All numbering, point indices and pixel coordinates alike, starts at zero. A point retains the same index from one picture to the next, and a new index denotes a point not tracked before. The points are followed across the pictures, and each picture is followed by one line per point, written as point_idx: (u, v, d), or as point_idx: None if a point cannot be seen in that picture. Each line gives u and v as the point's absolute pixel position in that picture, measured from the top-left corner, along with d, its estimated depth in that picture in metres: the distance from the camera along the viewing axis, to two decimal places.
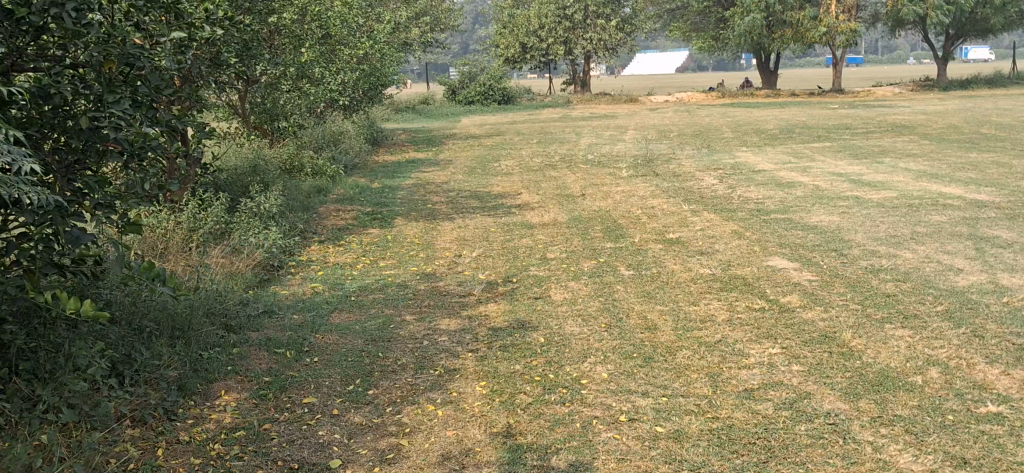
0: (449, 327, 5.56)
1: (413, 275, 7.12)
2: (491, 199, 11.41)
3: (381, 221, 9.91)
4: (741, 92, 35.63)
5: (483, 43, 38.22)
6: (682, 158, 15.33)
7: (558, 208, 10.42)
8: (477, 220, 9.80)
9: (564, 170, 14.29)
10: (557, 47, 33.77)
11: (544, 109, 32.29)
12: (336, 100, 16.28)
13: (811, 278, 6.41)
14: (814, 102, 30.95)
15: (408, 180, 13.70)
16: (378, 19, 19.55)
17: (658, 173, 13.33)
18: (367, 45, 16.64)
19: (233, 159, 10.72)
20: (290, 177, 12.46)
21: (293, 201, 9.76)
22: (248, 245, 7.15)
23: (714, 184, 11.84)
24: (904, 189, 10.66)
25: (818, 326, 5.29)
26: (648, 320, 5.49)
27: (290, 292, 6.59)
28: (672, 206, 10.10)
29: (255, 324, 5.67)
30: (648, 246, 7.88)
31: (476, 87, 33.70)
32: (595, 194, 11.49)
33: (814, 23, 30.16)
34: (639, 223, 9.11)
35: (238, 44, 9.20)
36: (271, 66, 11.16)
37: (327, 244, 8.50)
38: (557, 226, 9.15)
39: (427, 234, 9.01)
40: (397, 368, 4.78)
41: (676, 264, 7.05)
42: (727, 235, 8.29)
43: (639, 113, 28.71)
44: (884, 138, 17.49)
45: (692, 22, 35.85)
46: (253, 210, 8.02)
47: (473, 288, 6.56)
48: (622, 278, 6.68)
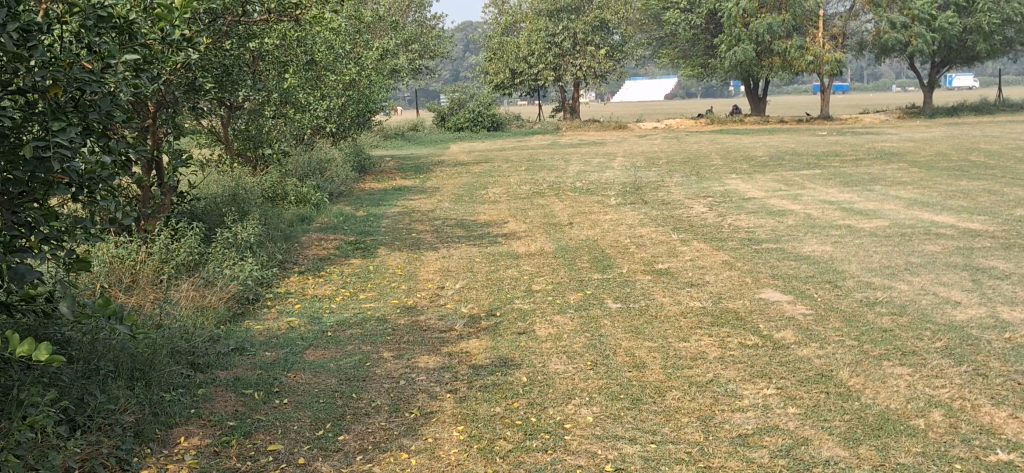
0: (428, 365, 5.31)
1: (393, 308, 6.86)
2: (477, 227, 11.19)
3: (364, 251, 9.67)
4: (730, 119, 35.60)
5: (473, 70, 38.17)
6: (671, 185, 15.13)
7: (545, 237, 10.19)
8: (462, 250, 9.55)
9: (552, 197, 14.08)
10: (546, 74, 33.72)
11: (534, 136, 32.17)
12: (322, 126, 16.09)
13: (804, 312, 6.18)
14: (802, 129, 30.91)
15: (393, 208, 13.47)
16: (365, 45, 19.40)
17: (647, 201, 13.13)
18: (353, 71, 16.47)
19: (212, 186, 10.48)
20: (272, 205, 12.22)
21: (273, 231, 9.51)
22: (221, 277, 6.89)
23: (703, 212, 11.65)
24: (896, 217, 10.47)
25: (814, 363, 5.05)
26: (637, 357, 5.25)
27: (264, 327, 6.33)
28: (661, 235, 9.88)
29: (224, 363, 5.42)
30: (636, 278, 7.65)
31: (465, 113, 33.59)
32: (582, 222, 11.27)
33: (802, 51, 30.17)
34: (627, 253, 8.89)
35: (217, 70, 9.00)
36: (253, 92, 10.96)
37: (306, 275, 8.24)
38: (544, 256, 8.92)
39: (409, 265, 8.75)
40: (370, 411, 4.53)
41: (665, 297, 6.81)
42: (717, 265, 8.07)
43: (628, 141, 28.59)
44: (874, 165, 17.34)
45: (681, 49, 35.88)
46: (229, 241, 7.77)
47: (455, 322, 6.31)
48: (609, 311, 6.45)
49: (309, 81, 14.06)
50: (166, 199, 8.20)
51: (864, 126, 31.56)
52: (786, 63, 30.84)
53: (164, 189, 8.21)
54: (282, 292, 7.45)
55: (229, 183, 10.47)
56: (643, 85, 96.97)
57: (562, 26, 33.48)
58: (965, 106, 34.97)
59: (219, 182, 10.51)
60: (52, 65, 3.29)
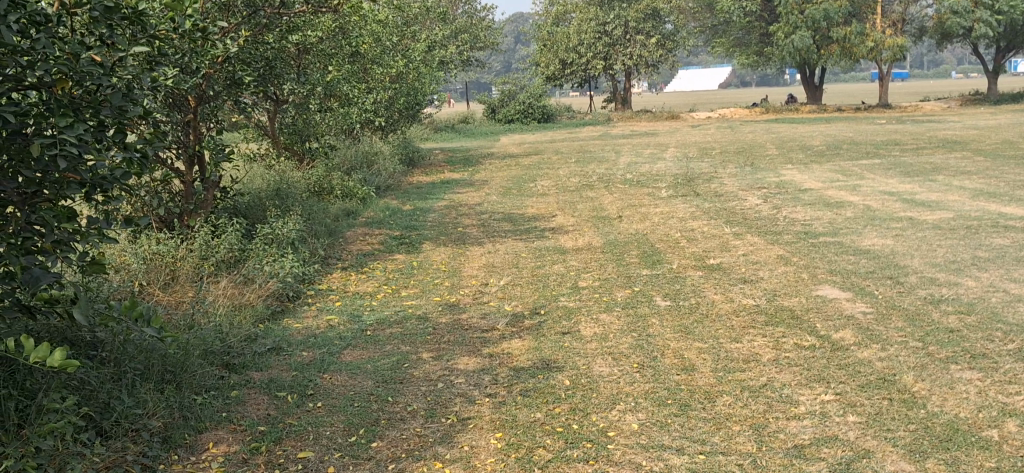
0: (468, 366, 5.11)
1: (435, 306, 6.68)
2: (525, 221, 10.97)
3: (408, 246, 9.51)
4: (786, 108, 34.88)
5: (523, 61, 37.93)
6: (725, 177, 14.77)
7: (594, 231, 9.94)
8: (508, 244, 9.35)
9: (601, 190, 13.82)
10: (597, 64, 33.36)
11: (585, 127, 31.86)
12: (370, 119, 15.99)
13: (865, 311, 5.87)
14: (861, 117, 30.17)
15: (441, 202, 13.32)
16: (413, 38, 19.28)
17: (700, 193, 12.80)
18: (401, 63, 16.35)
19: (256, 181, 10.41)
20: (318, 200, 12.13)
21: (317, 226, 9.40)
22: (260, 274, 6.78)
23: (758, 204, 11.30)
24: (961, 209, 10.03)
25: (875, 367, 4.76)
26: (686, 359, 4.99)
27: (302, 326, 6.19)
28: (713, 229, 9.57)
29: (260, 363, 5.29)
30: (687, 273, 7.37)
31: (515, 105, 33.37)
32: (632, 215, 10.99)
33: (861, 37, 29.43)
34: (677, 248, 8.60)
35: (259, 64, 8.91)
36: (298, 86, 10.87)
37: (349, 272, 8.10)
38: (591, 251, 8.69)
39: (454, 261, 8.57)
40: (406, 416, 4.36)
41: (716, 294, 6.54)
42: (772, 260, 7.76)
43: (681, 131, 28.14)
44: (936, 154, 16.76)
45: (735, 37, 35.25)
46: (270, 236, 7.66)
47: (497, 321, 6.11)
48: (658, 309, 6.20)
49: (355, 73, 13.95)
50: (208, 194, 8.15)
51: (926, 113, 30.70)
52: (843, 50, 30.13)
53: (205, 185, 8.15)
54: (323, 289, 7.31)
55: (273, 178, 10.39)
56: (696, 75, 95.82)
57: (613, 15, 33.07)
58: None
59: (264, 177, 10.43)
60: (57, 60, 3.23)
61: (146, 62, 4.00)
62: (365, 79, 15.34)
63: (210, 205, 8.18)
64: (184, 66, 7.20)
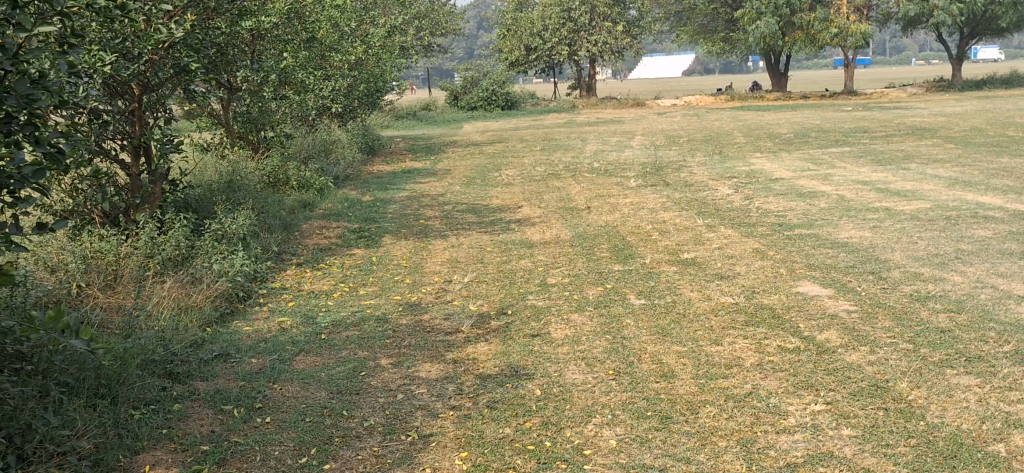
0: (430, 374, 4.74)
1: (396, 306, 6.30)
2: (490, 213, 10.60)
3: (368, 240, 9.11)
4: (752, 95, 34.78)
5: (487, 48, 37.45)
6: (693, 166, 14.50)
7: (561, 223, 9.60)
8: (473, 238, 8.97)
9: (568, 179, 13.49)
10: (562, 50, 33.00)
11: (550, 114, 31.52)
12: (329, 107, 15.52)
13: (849, 310, 5.58)
14: (826, 105, 30.11)
15: (403, 192, 12.91)
16: (374, 23, 18.78)
17: (669, 182, 12.50)
18: (361, 49, 15.88)
19: (208, 172, 9.94)
20: (274, 191, 11.66)
21: (271, 220, 8.96)
22: (208, 273, 6.34)
23: (729, 194, 11.02)
24: (937, 198, 9.82)
25: (866, 372, 4.45)
26: (664, 365, 4.66)
27: (252, 329, 5.78)
28: (685, 220, 9.27)
29: (205, 372, 4.88)
30: (660, 269, 7.05)
31: (479, 92, 32.93)
32: (600, 206, 10.67)
33: (826, 24, 29.35)
34: (649, 241, 8.28)
35: (207, 49, 8.43)
36: (252, 72, 10.40)
37: (304, 269, 7.69)
38: (560, 245, 8.35)
39: (416, 256, 8.18)
40: (362, 433, 3.99)
41: (692, 292, 6.22)
42: (748, 254, 7.47)
43: (646, 118, 27.88)
44: (905, 141, 16.63)
45: (700, 24, 35.05)
46: (219, 232, 7.23)
47: (461, 322, 5.74)
48: (631, 309, 5.87)
49: (313, 59, 13.46)
50: (155, 188, 7.69)
51: (890, 101, 30.73)
52: (808, 36, 30.04)
53: (153, 178, 7.71)
54: (275, 288, 6.90)
55: (226, 169, 9.93)
56: (660, 62, 95.85)
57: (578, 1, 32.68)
58: (993, 80, 34.02)
59: (216, 167, 9.96)
60: None
61: (58, 49, 3.63)
62: (324, 65, 14.87)
63: (158, 200, 7.73)
64: (124, 51, 6.76)
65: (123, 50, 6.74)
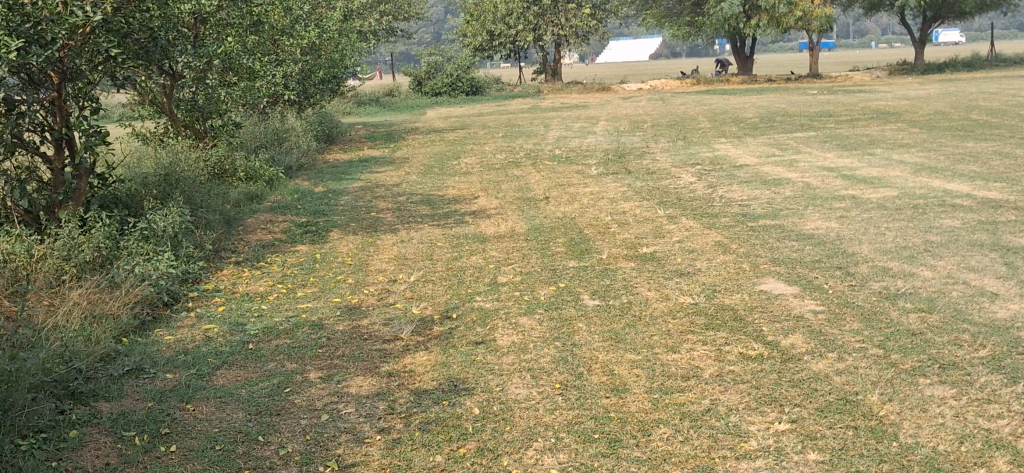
0: (360, 390, 4.32)
1: (333, 310, 5.86)
2: (445, 204, 10.19)
3: (314, 235, 8.65)
4: (717, 79, 34.52)
5: (451, 32, 36.84)
6: (656, 152, 14.16)
7: (517, 215, 9.20)
8: (424, 232, 8.54)
9: (528, 167, 13.09)
10: (526, 35, 32.51)
11: (514, 99, 31.09)
12: (282, 93, 14.99)
13: (815, 310, 5.22)
14: (791, 88, 29.91)
15: (356, 182, 12.45)
16: (329, 7, 18.21)
17: (632, 170, 12.14)
18: (313, 33, 15.34)
19: (144, 163, 9.42)
20: (219, 183, 11.16)
21: (210, 215, 8.48)
22: (129, 277, 5.88)
23: (692, 182, 10.68)
24: (904, 185, 9.53)
25: (834, 383, 4.09)
26: (616, 377, 4.27)
27: (173, 339, 5.33)
28: (645, 211, 8.91)
29: (113, 390, 4.43)
30: (618, 265, 6.67)
31: (442, 78, 32.39)
32: (559, 196, 10.28)
33: (789, 7, 29.11)
34: (607, 234, 7.90)
35: (137, 35, 7.95)
36: (192, 58, 9.88)
37: (242, 268, 7.22)
38: (514, 238, 7.96)
39: (362, 252, 7.74)
40: (277, 464, 3.56)
41: (650, 291, 5.84)
42: (710, 247, 7.12)
43: (611, 104, 27.53)
44: (871, 126, 16.41)
45: (665, 7, 34.71)
46: (147, 231, 6.75)
47: (401, 328, 5.32)
48: (585, 311, 5.48)
49: (262, 45, 12.92)
50: (81, 183, 7.22)
51: (854, 84, 30.58)
52: (773, 19, 29.79)
53: (77, 172, 7.23)
54: (206, 291, 6.44)
55: (164, 160, 9.42)
56: (627, 45, 95.55)
57: None
58: (956, 62, 34.01)
59: (154, 159, 9.45)
60: None
61: None
62: (275, 50, 14.35)
63: (84, 196, 7.25)
64: (36, 36, 6.27)
65: (36, 36, 6.27)
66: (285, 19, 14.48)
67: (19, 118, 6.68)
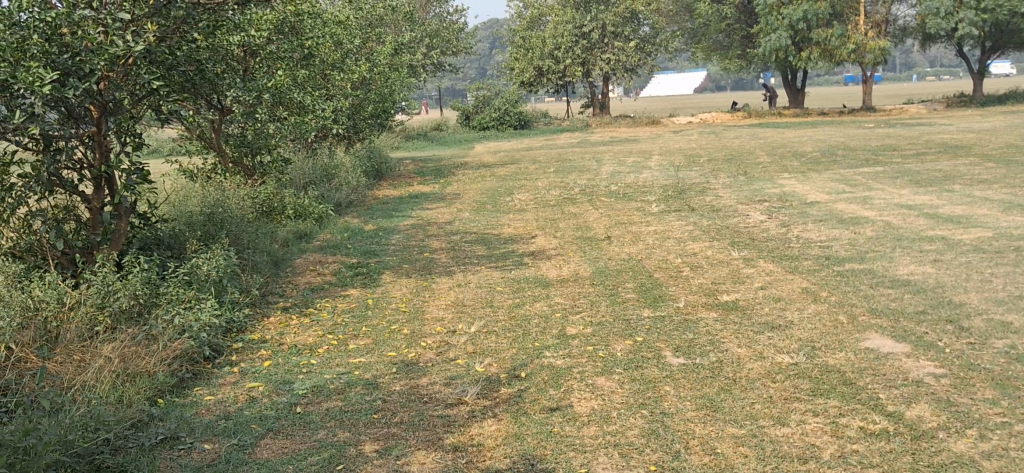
0: (423, 468, 3.78)
1: (389, 365, 5.33)
2: (501, 244, 9.67)
3: (365, 277, 8.16)
4: (770, 111, 33.80)
5: (499, 67, 36.71)
6: (718, 188, 13.55)
7: (579, 257, 8.64)
8: (481, 275, 8.02)
9: (585, 204, 12.55)
10: (574, 68, 32.13)
11: (563, 133, 30.69)
12: (331, 128, 14.66)
13: (936, 374, 4.57)
14: (848, 120, 29.11)
15: (407, 219, 12.00)
16: (379, 39, 17.87)
17: (695, 207, 11.52)
18: (364, 67, 15.02)
19: (189, 201, 9.03)
20: (267, 222, 10.76)
21: (256, 257, 8.04)
22: (167, 330, 5.42)
23: (763, 220, 10.06)
24: (997, 225, 8.81)
25: (982, 470, 3.46)
26: (719, 458, 3.69)
27: (215, 399, 4.85)
28: (718, 252, 8.32)
29: (145, 462, 3.93)
30: (699, 316, 6.06)
31: (490, 112, 32.12)
32: (622, 235, 9.71)
33: (844, 39, 28.36)
34: (681, 279, 7.30)
35: (184, 67, 7.50)
36: (241, 92, 9.50)
37: (290, 316, 6.74)
38: (580, 283, 7.40)
39: (416, 298, 7.22)
40: None
41: (741, 348, 5.23)
42: (797, 295, 6.50)
43: (663, 137, 26.97)
44: (941, 160, 15.64)
45: (715, 40, 34.16)
46: (189, 276, 6.31)
47: (466, 389, 4.76)
48: (670, 370, 4.89)
49: (311, 79, 12.55)
50: (120, 224, 6.79)
51: (912, 117, 29.68)
52: (827, 52, 29.08)
53: (117, 213, 6.83)
54: (252, 343, 5.97)
55: (209, 197, 9.03)
56: (674, 79, 94.99)
57: (589, 18, 31.71)
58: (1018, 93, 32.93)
59: (200, 198, 9.05)
60: None
61: None
62: (324, 84, 14.04)
63: (124, 239, 6.85)
64: (73, 68, 5.84)
65: (73, 68, 5.84)
66: (333, 53, 14.13)
67: (56, 155, 6.30)
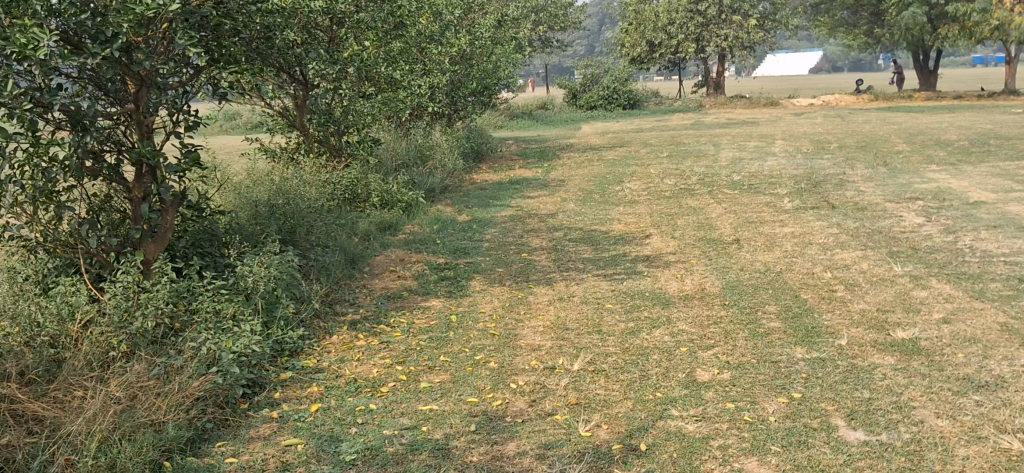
0: None
1: (465, 419, 4.14)
2: (610, 244, 8.39)
3: (451, 284, 6.99)
4: (900, 94, 31.37)
5: (609, 43, 35.26)
6: (858, 181, 11.91)
7: (705, 265, 7.28)
8: (587, 285, 6.75)
9: (706, 196, 11.14)
10: (688, 45, 30.37)
11: (674, 114, 29.13)
12: (428, 105, 13.59)
13: None
14: (990, 105, 26.60)
15: (505, 209, 10.80)
16: (482, 12, 16.66)
17: (835, 204, 9.99)
18: (464, 39, 13.86)
19: (259, 185, 8.02)
20: (349, 210, 9.71)
21: (326, 257, 6.95)
22: (192, 361, 4.35)
23: (922, 224, 8.50)
24: None
25: None
26: None
27: (238, 466, 3.76)
28: (876, 266, 6.86)
29: None
30: (873, 362, 4.67)
31: (599, 90, 30.69)
32: (753, 238, 8.30)
33: (986, 14, 25.60)
34: (836, 302, 5.90)
35: (248, 33, 6.42)
36: (322, 65, 8.42)
37: (356, 336, 5.62)
38: (707, 302, 6.09)
39: (509, 315, 6.00)
40: None
41: (943, 421, 3.84)
42: (996, 334, 5.02)
43: (784, 120, 25.12)
44: None
45: (841, 16, 31.90)
46: (234, 287, 5.25)
47: (564, 469, 3.54)
48: (847, 455, 3.56)
49: (405, 51, 11.44)
50: (166, 219, 5.78)
51: None
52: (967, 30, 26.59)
53: (163, 206, 5.79)
54: (303, 374, 4.87)
55: (280, 182, 7.99)
56: (791, 58, 91.40)
57: None
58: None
59: (272, 182, 8.02)
60: None
61: None
62: (420, 57, 12.97)
63: (170, 235, 5.82)
64: (94, 31, 4.82)
65: (93, 30, 4.82)
66: (430, 24, 12.98)
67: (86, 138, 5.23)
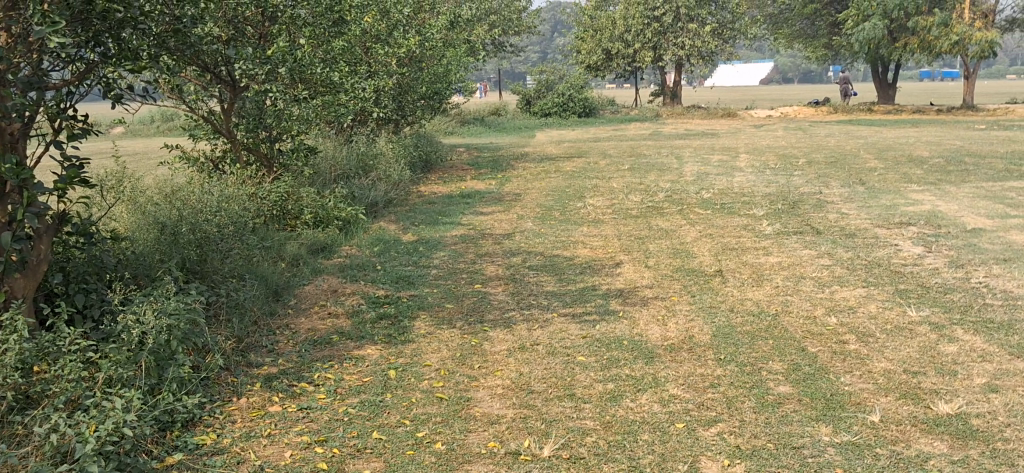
0: None
1: None
2: (575, 274, 7.37)
3: (392, 324, 5.91)
4: (859, 106, 30.89)
5: (563, 50, 34.29)
6: (838, 201, 11.04)
7: (687, 303, 6.30)
8: (553, 329, 5.71)
9: (676, 217, 10.18)
10: (646, 54, 29.54)
11: (631, 124, 28.22)
12: (373, 111, 12.47)
13: None
14: (950, 120, 26.13)
15: (456, 228, 9.74)
16: (434, 12, 15.60)
17: (820, 229, 9.08)
18: (414, 39, 12.78)
19: (168, 201, 6.81)
20: (279, 227, 8.58)
21: (244, 292, 5.83)
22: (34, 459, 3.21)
23: (922, 255, 7.61)
24: None
25: None
26: None
27: None
28: (885, 309, 5.93)
29: None
30: (920, 449, 3.71)
31: (553, 97, 29.70)
32: (738, 270, 7.33)
33: (945, 29, 25.09)
34: (851, 359, 4.94)
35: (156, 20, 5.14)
36: (251, 62, 7.26)
37: (271, 399, 4.52)
38: (697, 355, 5.09)
39: (460, 370, 4.95)
40: None
41: None
42: None
43: (744, 132, 24.38)
44: None
45: (798, 27, 31.37)
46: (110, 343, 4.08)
47: None
48: None
49: (347, 51, 10.31)
50: (39, 250, 4.55)
51: None
52: None
53: (34, 234, 4.55)
54: (195, 458, 3.78)
55: (194, 197, 6.81)
56: (744, 69, 91.61)
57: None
58: None
59: (185, 197, 6.84)
60: None
61: None
62: (365, 59, 11.84)
63: (44, 269, 4.58)
64: None
65: None
66: (376, 23, 11.85)
67: None
